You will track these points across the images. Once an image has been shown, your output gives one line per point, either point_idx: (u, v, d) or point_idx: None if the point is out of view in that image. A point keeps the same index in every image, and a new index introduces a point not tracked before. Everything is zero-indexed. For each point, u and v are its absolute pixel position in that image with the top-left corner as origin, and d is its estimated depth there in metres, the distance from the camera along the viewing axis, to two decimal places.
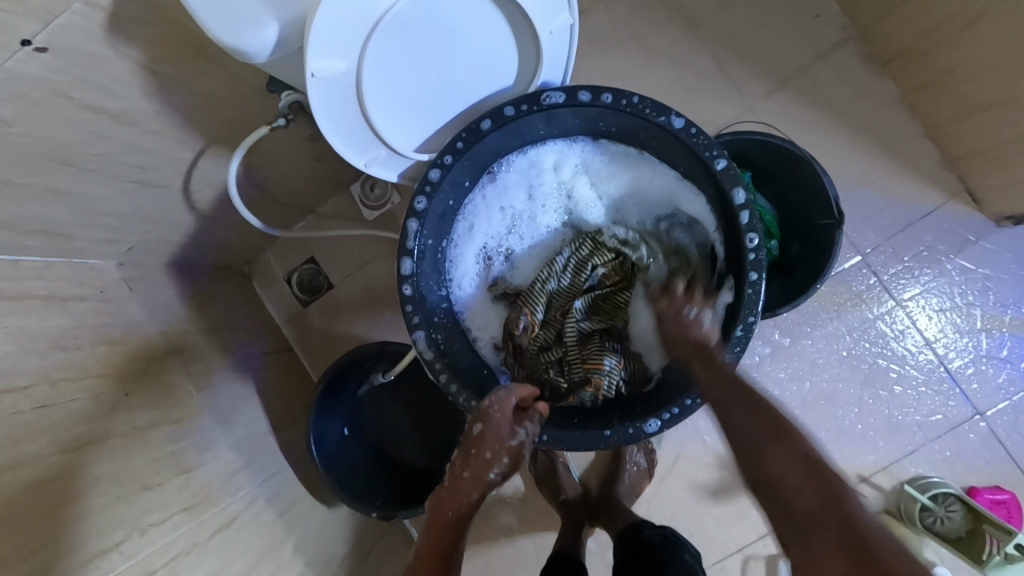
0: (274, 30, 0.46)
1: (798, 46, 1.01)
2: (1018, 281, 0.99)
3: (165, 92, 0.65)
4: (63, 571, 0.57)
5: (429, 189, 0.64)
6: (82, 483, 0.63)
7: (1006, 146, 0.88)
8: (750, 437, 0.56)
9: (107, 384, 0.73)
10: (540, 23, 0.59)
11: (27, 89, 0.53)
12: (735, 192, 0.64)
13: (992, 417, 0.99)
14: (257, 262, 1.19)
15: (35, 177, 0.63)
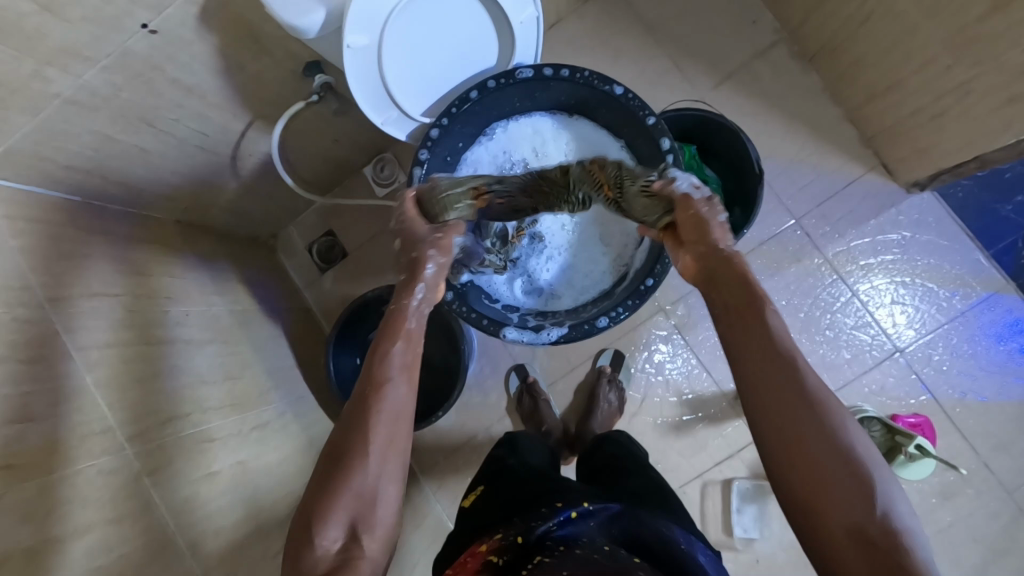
0: (321, 14, 0.66)
1: (738, 47, 1.21)
2: (927, 239, 1.16)
3: (229, 73, 0.85)
4: (150, 423, 0.74)
5: (430, 143, 0.83)
6: (157, 369, 0.81)
7: (904, 122, 1.06)
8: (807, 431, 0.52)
9: (171, 305, 0.91)
10: (513, 15, 0.79)
11: (135, 62, 0.72)
12: (663, 140, 0.82)
13: (910, 353, 1.16)
14: (282, 235, 1.37)
15: (128, 134, 0.82)
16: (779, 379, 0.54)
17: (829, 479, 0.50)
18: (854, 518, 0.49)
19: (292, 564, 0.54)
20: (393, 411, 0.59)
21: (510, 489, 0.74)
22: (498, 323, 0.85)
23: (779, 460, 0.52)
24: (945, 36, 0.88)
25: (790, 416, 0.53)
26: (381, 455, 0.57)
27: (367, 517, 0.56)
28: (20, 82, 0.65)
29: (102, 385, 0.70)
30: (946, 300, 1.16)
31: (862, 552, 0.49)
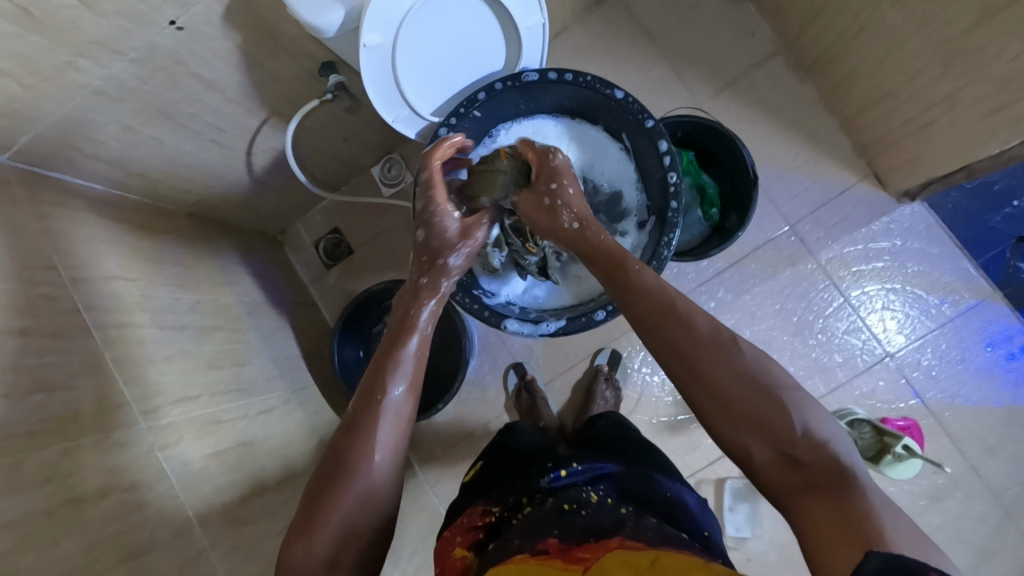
0: (340, 13, 0.70)
1: (737, 58, 1.26)
2: (918, 247, 1.20)
3: (249, 70, 0.89)
4: (163, 402, 0.77)
5: (439, 142, 0.86)
6: (170, 351, 0.84)
7: (895, 132, 1.10)
8: (709, 374, 0.60)
9: (185, 292, 0.94)
10: (521, 21, 0.83)
11: (161, 56, 0.76)
12: (661, 143, 0.85)
13: (900, 358, 1.19)
14: (289, 231, 1.41)
15: (150, 125, 0.86)
16: (688, 336, 0.63)
17: (752, 413, 0.57)
18: (779, 440, 0.56)
19: (292, 561, 0.60)
20: (396, 423, 0.67)
21: (510, 452, 0.83)
22: (499, 315, 0.88)
23: (706, 412, 0.60)
24: (932, 49, 0.92)
25: (705, 367, 0.60)
26: (382, 463, 0.65)
27: (362, 519, 0.63)
28: (52, 70, 0.69)
29: (119, 362, 0.74)
30: (936, 307, 1.19)
31: (793, 468, 0.55)
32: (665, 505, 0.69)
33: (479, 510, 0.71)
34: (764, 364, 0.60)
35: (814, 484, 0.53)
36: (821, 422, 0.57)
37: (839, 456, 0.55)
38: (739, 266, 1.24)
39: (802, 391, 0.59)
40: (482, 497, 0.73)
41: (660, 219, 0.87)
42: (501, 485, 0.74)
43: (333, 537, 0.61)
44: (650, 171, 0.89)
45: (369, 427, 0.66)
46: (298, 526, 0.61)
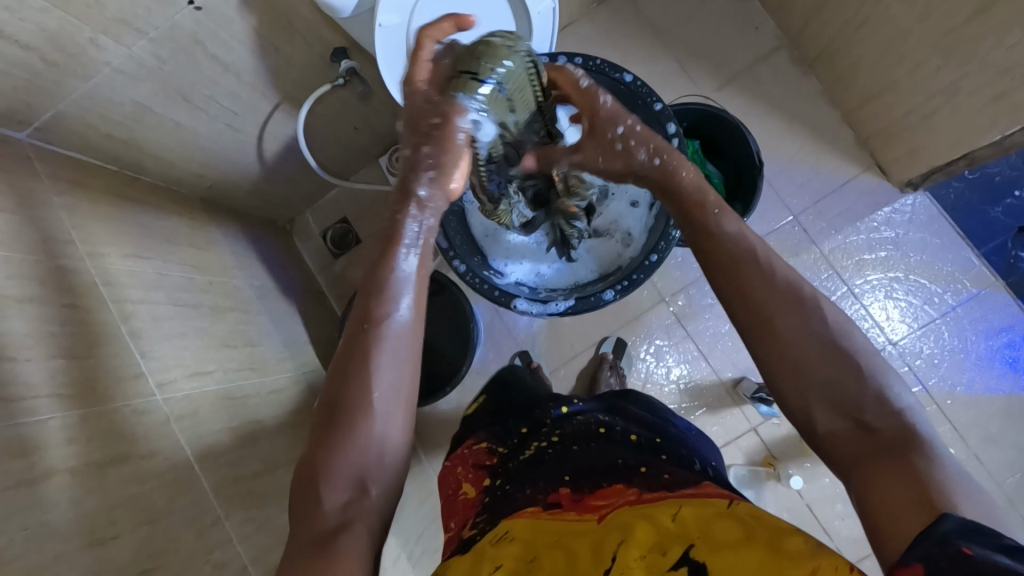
0: None
1: (741, 52, 1.28)
2: (920, 237, 1.21)
3: (265, 54, 0.91)
4: (178, 376, 0.78)
5: None
6: (186, 328, 0.85)
7: (897, 123, 1.11)
8: (786, 329, 0.57)
9: (199, 273, 0.96)
10: (531, 5, 0.84)
11: (180, 36, 0.78)
12: (669, 125, 0.86)
13: (902, 346, 1.21)
14: (298, 221, 1.43)
15: (166, 107, 0.88)
16: (763, 288, 0.59)
17: (823, 375, 0.55)
18: (852, 407, 0.53)
19: (305, 510, 0.55)
20: (399, 361, 0.60)
21: (512, 403, 0.96)
22: (508, 295, 0.89)
23: (772, 368, 0.57)
24: (933, 39, 0.93)
25: (779, 321, 0.57)
26: (393, 391, 0.58)
27: (376, 458, 0.57)
28: (76, 47, 0.70)
29: (135, 334, 0.75)
30: (938, 296, 1.20)
31: (864, 435, 0.52)
32: (657, 432, 0.81)
33: (481, 453, 0.84)
34: (841, 325, 0.56)
35: (886, 452, 0.51)
36: (898, 389, 0.54)
37: (913, 425, 0.52)
38: None
39: (880, 356, 0.56)
40: (482, 438, 0.87)
41: None
42: (501, 430, 0.88)
43: (346, 480, 0.56)
44: None
45: (372, 359, 0.59)
46: (305, 475, 0.56)
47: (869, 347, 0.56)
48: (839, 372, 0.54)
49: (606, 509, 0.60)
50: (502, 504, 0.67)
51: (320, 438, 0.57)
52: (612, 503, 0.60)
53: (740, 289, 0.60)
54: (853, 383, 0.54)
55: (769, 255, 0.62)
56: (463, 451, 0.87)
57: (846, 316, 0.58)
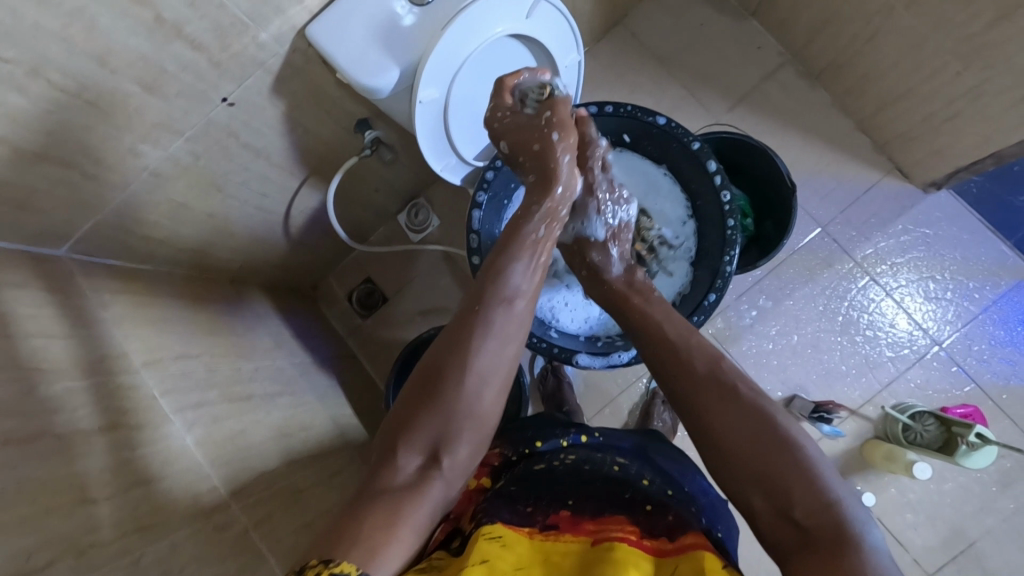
0: (395, 72, 0.73)
1: (749, 71, 1.28)
2: (951, 234, 1.22)
3: (293, 134, 0.89)
4: (247, 480, 0.76)
5: (487, 186, 0.89)
6: (244, 424, 0.83)
7: (917, 127, 1.12)
8: (711, 397, 0.65)
9: (244, 361, 0.93)
10: (559, 60, 0.88)
11: (215, 130, 0.76)
12: (708, 163, 0.88)
13: (950, 346, 1.20)
14: (322, 286, 1.40)
15: (200, 200, 0.86)
16: (694, 384, 0.66)
17: (755, 466, 0.59)
18: (781, 497, 0.58)
19: (388, 454, 0.62)
20: (496, 342, 0.66)
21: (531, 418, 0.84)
22: (567, 350, 0.90)
23: (712, 453, 0.62)
24: (952, 47, 0.95)
25: (714, 413, 0.63)
26: (485, 371, 0.65)
27: (467, 427, 0.63)
28: (114, 157, 0.68)
29: (202, 443, 0.72)
30: (977, 291, 1.20)
31: (796, 529, 0.56)
32: (671, 483, 0.72)
33: (493, 456, 0.76)
34: (779, 418, 0.62)
35: (810, 545, 0.55)
36: (833, 485, 0.58)
37: (843, 523, 0.55)
38: (776, 272, 1.25)
39: (816, 453, 0.60)
40: (495, 443, 0.79)
41: (718, 239, 0.89)
42: (518, 434, 0.79)
43: (430, 435, 0.62)
44: (698, 193, 0.92)
45: (485, 330, 0.66)
46: (402, 419, 0.63)
47: (803, 441, 0.61)
48: (777, 456, 0.59)
49: (602, 534, 0.58)
50: (504, 498, 0.64)
51: (412, 399, 0.64)
52: (611, 530, 0.58)
53: (675, 367, 0.69)
54: (786, 468, 0.58)
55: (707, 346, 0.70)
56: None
57: (777, 408, 0.63)
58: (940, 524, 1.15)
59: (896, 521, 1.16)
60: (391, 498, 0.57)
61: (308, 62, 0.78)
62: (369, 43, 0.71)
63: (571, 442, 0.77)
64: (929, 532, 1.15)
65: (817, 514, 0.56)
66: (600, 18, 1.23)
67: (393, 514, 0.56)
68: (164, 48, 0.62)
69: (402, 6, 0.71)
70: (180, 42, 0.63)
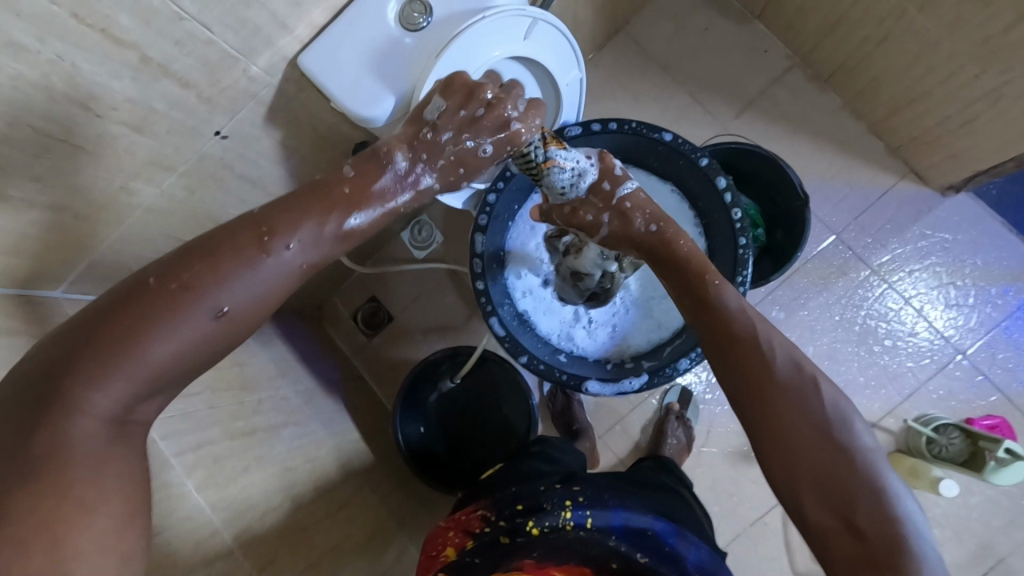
0: (391, 102, 0.71)
1: (755, 76, 1.25)
2: (971, 239, 1.18)
3: (289, 162, 0.87)
4: (248, 522, 0.74)
5: (489, 209, 0.87)
6: (247, 461, 0.81)
7: (933, 130, 1.08)
8: (774, 394, 0.61)
9: (247, 393, 0.92)
10: (560, 79, 0.85)
11: (208, 163, 0.75)
12: (718, 179, 0.86)
13: (973, 354, 1.16)
14: (327, 306, 1.38)
15: (197, 233, 0.84)
16: (767, 377, 0.62)
17: (819, 469, 0.57)
18: (841, 504, 0.56)
19: (83, 369, 0.48)
20: (254, 277, 0.59)
21: (526, 467, 0.80)
22: (577, 376, 0.88)
23: (771, 450, 0.60)
24: (969, 49, 0.91)
25: (783, 409, 0.60)
26: (230, 298, 0.57)
27: (182, 377, 0.55)
28: (106, 198, 0.67)
29: (203, 487, 0.71)
30: (1000, 297, 1.16)
31: (851, 535, 0.55)
32: (646, 542, 0.64)
33: (474, 521, 0.70)
34: (842, 425, 0.59)
35: (867, 554, 0.54)
36: (897, 498, 0.56)
37: (899, 535, 0.54)
38: (789, 281, 1.21)
39: (877, 459, 0.58)
40: (480, 504, 0.73)
41: (730, 257, 0.87)
42: (503, 493, 0.72)
43: (150, 372, 0.52)
44: (708, 210, 0.90)
45: (239, 272, 0.58)
46: (118, 340, 0.50)
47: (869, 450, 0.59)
48: (838, 464, 0.57)
49: None
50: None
51: (98, 321, 0.51)
52: None
53: (734, 358, 0.65)
54: (846, 479, 0.57)
55: (774, 339, 0.65)
56: (459, 515, 0.74)
57: (848, 410, 0.61)
58: (967, 540, 1.11)
59: None
60: (81, 451, 0.46)
61: (301, 91, 0.76)
62: (363, 73, 0.69)
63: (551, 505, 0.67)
64: (956, 548, 1.11)
65: (872, 524, 0.55)
66: (600, 27, 1.20)
67: (87, 477, 0.45)
68: (150, 87, 0.60)
69: (396, 34, 0.69)
70: (167, 80, 0.61)
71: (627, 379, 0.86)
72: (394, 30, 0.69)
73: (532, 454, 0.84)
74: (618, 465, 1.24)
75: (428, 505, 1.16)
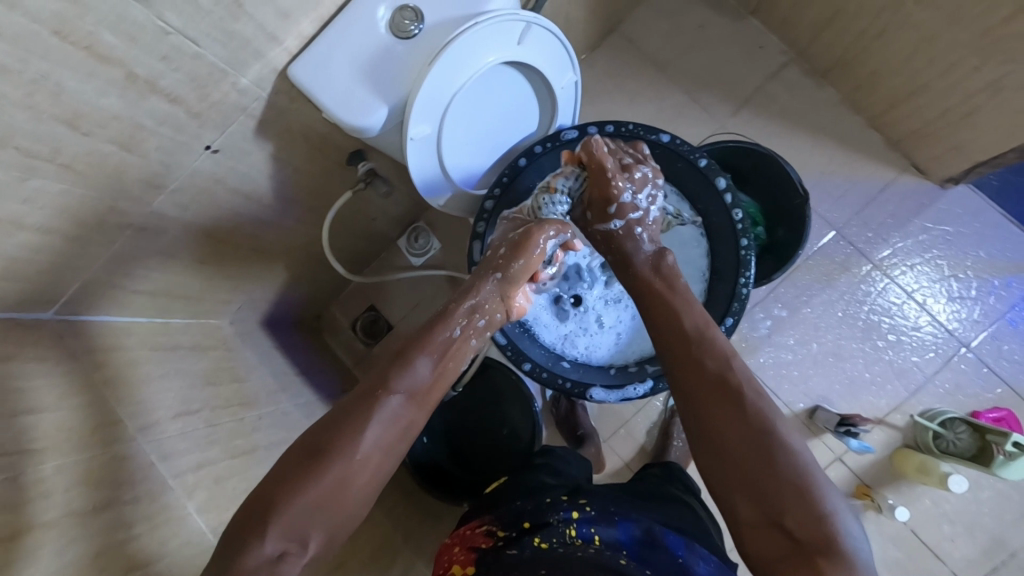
0: (384, 111, 0.70)
1: (752, 72, 1.24)
2: (973, 231, 1.17)
3: (282, 174, 0.86)
4: None
5: (486, 216, 0.87)
6: (249, 480, 0.80)
7: (932, 123, 1.07)
8: (716, 399, 0.62)
9: (246, 410, 0.90)
10: (555, 83, 0.84)
11: (200, 179, 0.73)
12: (718, 180, 0.86)
13: (978, 347, 1.15)
14: (325, 316, 1.36)
15: (191, 248, 0.83)
16: (701, 385, 0.63)
17: (754, 466, 0.57)
18: (772, 508, 0.56)
19: (239, 534, 0.54)
20: (390, 420, 0.62)
21: (532, 480, 0.78)
22: (582, 384, 0.88)
23: (709, 456, 0.60)
24: (968, 41, 0.90)
25: (717, 411, 0.61)
26: (375, 434, 0.60)
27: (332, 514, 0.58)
28: (96, 218, 0.65)
29: (204, 509, 0.70)
30: (1003, 288, 1.15)
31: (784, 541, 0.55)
32: (655, 552, 0.63)
33: (479, 537, 0.69)
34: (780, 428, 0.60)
35: (802, 559, 0.53)
36: (830, 501, 0.56)
37: (834, 539, 0.53)
38: (791, 279, 1.20)
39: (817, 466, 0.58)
40: (486, 519, 0.72)
41: (733, 258, 0.87)
42: (507, 507, 0.72)
43: (292, 521, 0.55)
44: (708, 210, 0.89)
45: (362, 417, 0.61)
46: (265, 501, 0.55)
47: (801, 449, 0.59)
48: (773, 469, 0.57)
49: None
50: None
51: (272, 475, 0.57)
52: None
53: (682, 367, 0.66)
54: (783, 483, 0.56)
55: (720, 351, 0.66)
56: (465, 530, 0.72)
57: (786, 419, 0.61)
58: (978, 534, 1.11)
59: (931, 532, 1.11)
60: None
61: (293, 102, 0.75)
62: (355, 81, 0.68)
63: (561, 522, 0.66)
64: (967, 543, 1.11)
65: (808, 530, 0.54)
66: (593, 27, 1.19)
67: None
68: (137, 104, 0.59)
69: (388, 41, 0.68)
70: (155, 96, 0.60)
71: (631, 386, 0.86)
72: (385, 37, 0.68)
73: (538, 466, 0.83)
74: (624, 469, 1.22)
75: (433, 515, 1.14)
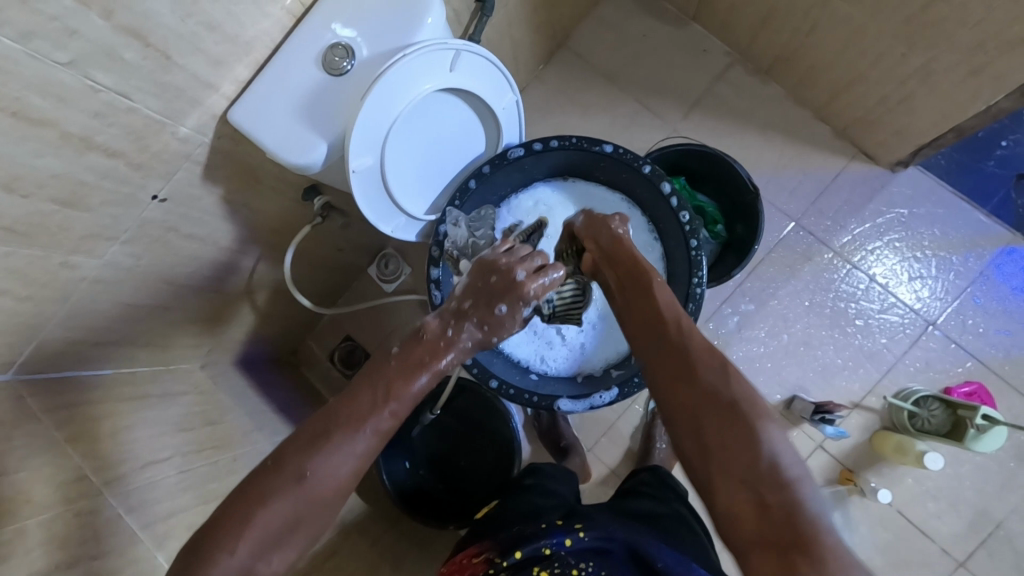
0: (323, 147, 0.72)
1: (697, 76, 1.27)
2: (926, 210, 1.19)
3: (237, 216, 0.87)
4: None
5: (441, 239, 0.88)
6: None
7: (873, 111, 1.10)
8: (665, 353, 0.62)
9: (220, 453, 0.90)
10: (495, 105, 0.86)
11: (151, 228, 0.74)
12: (663, 185, 0.88)
13: (943, 323, 1.17)
14: (302, 350, 1.36)
15: (150, 297, 0.83)
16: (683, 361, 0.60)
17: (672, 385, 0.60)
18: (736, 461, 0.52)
19: (203, 552, 0.51)
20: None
21: (523, 502, 0.78)
22: (548, 397, 0.88)
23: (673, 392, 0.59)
24: (893, 31, 0.93)
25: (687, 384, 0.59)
26: None
27: None
28: (48, 275, 0.66)
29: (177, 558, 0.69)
30: (962, 264, 1.17)
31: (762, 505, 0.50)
32: None
33: (478, 567, 0.65)
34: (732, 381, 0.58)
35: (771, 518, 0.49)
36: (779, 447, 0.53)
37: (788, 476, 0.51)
38: (756, 273, 1.22)
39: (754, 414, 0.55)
40: (482, 545, 0.68)
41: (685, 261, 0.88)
42: (507, 533, 0.69)
43: (262, 544, 0.53)
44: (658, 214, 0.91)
45: (332, 447, 0.56)
46: None
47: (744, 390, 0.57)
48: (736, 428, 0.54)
49: None
50: None
51: None
52: None
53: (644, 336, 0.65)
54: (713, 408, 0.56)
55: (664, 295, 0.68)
56: (461, 559, 0.69)
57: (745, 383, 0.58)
58: (962, 509, 1.12)
59: (917, 511, 1.12)
60: None
61: (237, 145, 0.76)
62: (293, 121, 0.69)
63: (554, 549, 0.64)
64: (952, 519, 1.12)
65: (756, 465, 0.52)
66: (539, 45, 1.22)
67: None
68: (76, 162, 0.60)
69: (321, 78, 0.69)
70: (92, 152, 0.61)
71: (598, 397, 0.86)
72: (319, 74, 0.69)
73: (528, 488, 0.82)
74: (611, 476, 1.23)
75: (422, 541, 1.14)
